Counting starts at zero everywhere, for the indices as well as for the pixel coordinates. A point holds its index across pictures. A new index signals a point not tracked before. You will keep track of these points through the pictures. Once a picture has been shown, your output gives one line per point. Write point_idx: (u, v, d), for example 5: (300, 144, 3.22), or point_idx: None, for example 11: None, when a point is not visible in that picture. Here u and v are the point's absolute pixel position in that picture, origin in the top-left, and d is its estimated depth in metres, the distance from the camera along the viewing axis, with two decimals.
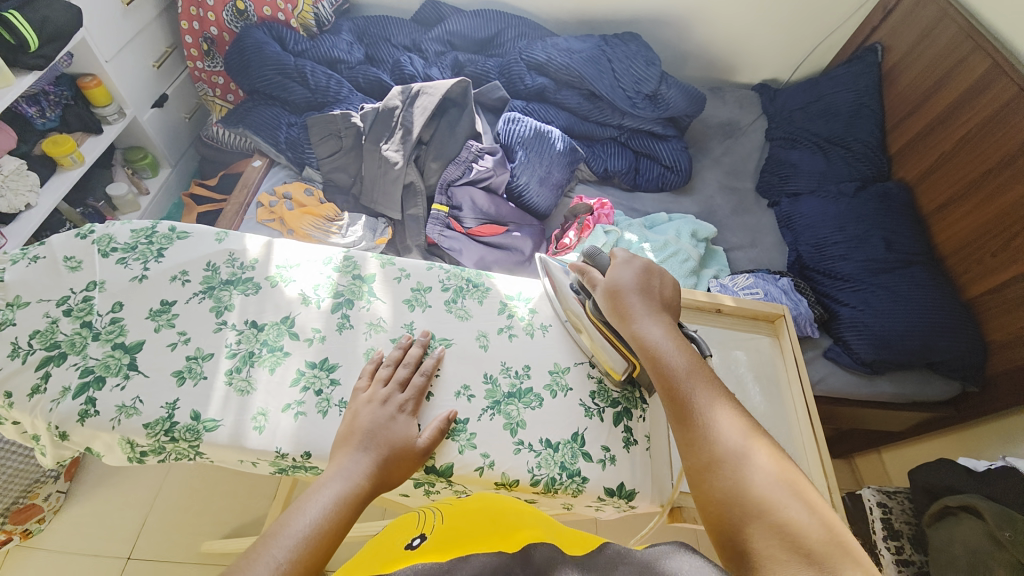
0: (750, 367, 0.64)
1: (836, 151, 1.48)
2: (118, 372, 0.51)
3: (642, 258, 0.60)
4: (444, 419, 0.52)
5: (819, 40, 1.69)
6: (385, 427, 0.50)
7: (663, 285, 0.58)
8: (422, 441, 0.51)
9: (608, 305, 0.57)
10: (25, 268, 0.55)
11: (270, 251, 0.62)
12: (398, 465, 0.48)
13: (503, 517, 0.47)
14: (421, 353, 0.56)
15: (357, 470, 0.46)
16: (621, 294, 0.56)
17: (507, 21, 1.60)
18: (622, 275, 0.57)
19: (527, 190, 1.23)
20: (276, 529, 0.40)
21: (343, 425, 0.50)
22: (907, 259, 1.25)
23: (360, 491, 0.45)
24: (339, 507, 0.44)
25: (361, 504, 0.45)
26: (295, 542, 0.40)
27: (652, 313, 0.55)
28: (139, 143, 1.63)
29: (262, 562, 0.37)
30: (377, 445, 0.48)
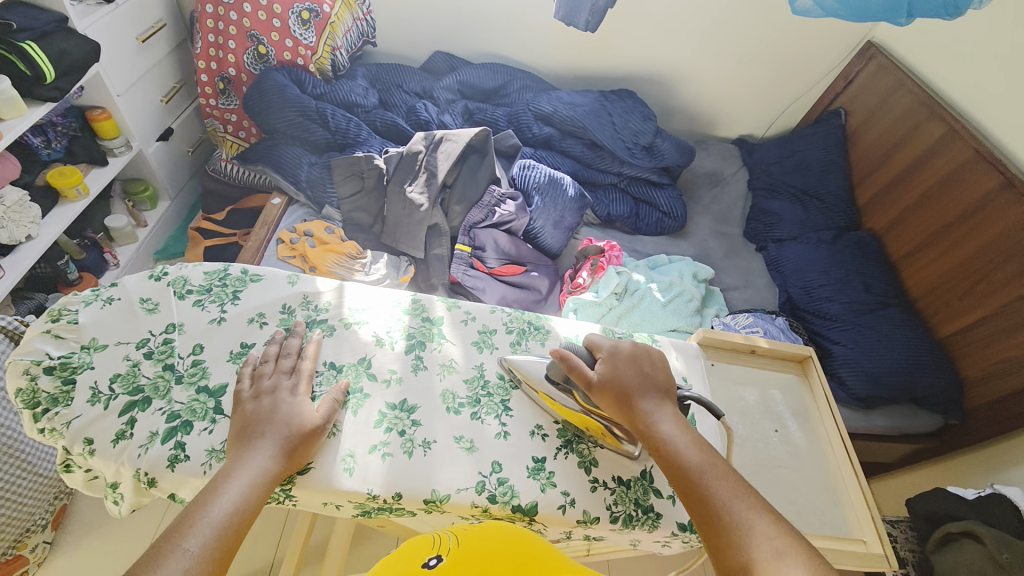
0: (786, 405, 0.70)
1: (813, 202, 1.64)
2: (205, 416, 0.51)
3: (626, 344, 0.60)
4: (337, 391, 0.54)
5: (790, 103, 1.89)
6: (280, 411, 0.51)
7: (657, 367, 0.58)
8: (318, 417, 0.52)
9: (607, 398, 0.55)
10: (99, 310, 0.55)
11: (342, 294, 0.64)
12: (304, 440, 0.50)
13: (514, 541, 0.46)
14: (300, 341, 0.57)
15: (266, 454, 0.47)
16: (620, 387, 0.55)
17: (513, 74, 1.70)
18: (615, 365, 0.57)
19: (542, 232, 1.30)
20: (188, 517, 0.42)
21: (235, 419, 0.50)
22: (885, 301, 1.38)
23: (270, 471, 0.47)
24: (250, 489, 0.45)
25: (273, 483, 0.47)
26: (206, 531, 0.42)
27: (656, 404, 0.55)
28: (141, 175, 1.61)
29: (175, 556, 0.39)
30: (278, 429, 0.49)
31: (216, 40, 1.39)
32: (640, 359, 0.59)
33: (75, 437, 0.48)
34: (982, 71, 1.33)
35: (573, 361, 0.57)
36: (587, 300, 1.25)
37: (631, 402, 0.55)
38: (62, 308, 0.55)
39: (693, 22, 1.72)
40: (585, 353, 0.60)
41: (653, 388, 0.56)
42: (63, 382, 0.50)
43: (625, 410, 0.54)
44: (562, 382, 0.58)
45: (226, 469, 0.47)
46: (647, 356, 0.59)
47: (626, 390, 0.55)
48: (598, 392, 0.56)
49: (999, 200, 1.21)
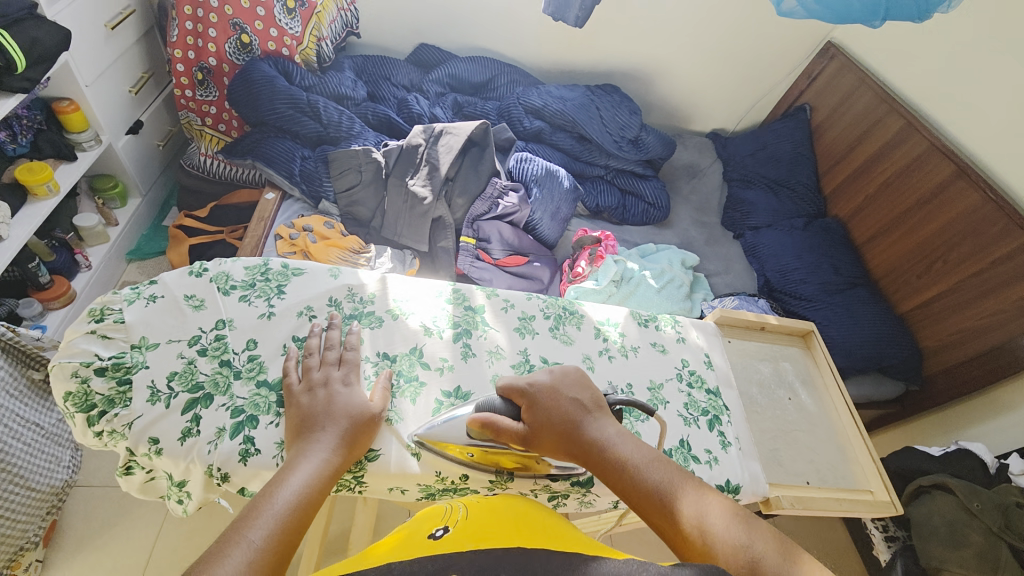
0: (795, 374, 0.77)
1: (784, 192, 1.76)
2: (270, 410, 0.51)
3: (540, 377, 0.55)
4: (387, 378, 0.56)
5: (759, 98, 2.01)
6: (340, 400, 0.51)
7: (581, 389, 0.55)
8: (374, 405, 0.53)
9: (548, 444, 0.52)
10: (145, 308, 0.54)
11: (385, 286, 0.64)
12: (362, 430, 0.50)
13: (526, 518, 0.50)
14: (338, 332, 0.57)
15: (324, 449, 0.47)
16: (553, 427, 0.52)
17: (501, 68, 1.72)
18: (543, 410, 0.52)
19: (541, 223, 1.32)
20: (251, 510, 0.41)
21: (291, 414, 0.50)
22: (851, 282, 1.52)
23: (332, 464, 0.47)
24: (313, 480, 0.45)
25: (335, 477, 0.47)
26: (269, 522, 0.40)
27: (600, 426, 0.53)
28: (109, 171, 1.51)
29: (240, 547, 0.38)
30: (340, 418, 0.50)
31: (194, 28, 1.33)
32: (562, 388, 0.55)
33: (140, 438, 0.47)
34: (933, 70, 1.48)
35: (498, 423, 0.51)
36: (588, 288, 1.29)
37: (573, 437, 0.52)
38: (104, 307, 0.53)
39: (673, 19, 1.79)
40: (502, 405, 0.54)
41: (589, 414, 0.53)
42: (118, 383, 0.49)
43: (567, 446, 0.51)
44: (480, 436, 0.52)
45: (287, 463, 0.46)
46: (568, 378, 0.55)
47: (565, 424, 0.52)
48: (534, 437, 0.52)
49: (953, 188, 1.35)
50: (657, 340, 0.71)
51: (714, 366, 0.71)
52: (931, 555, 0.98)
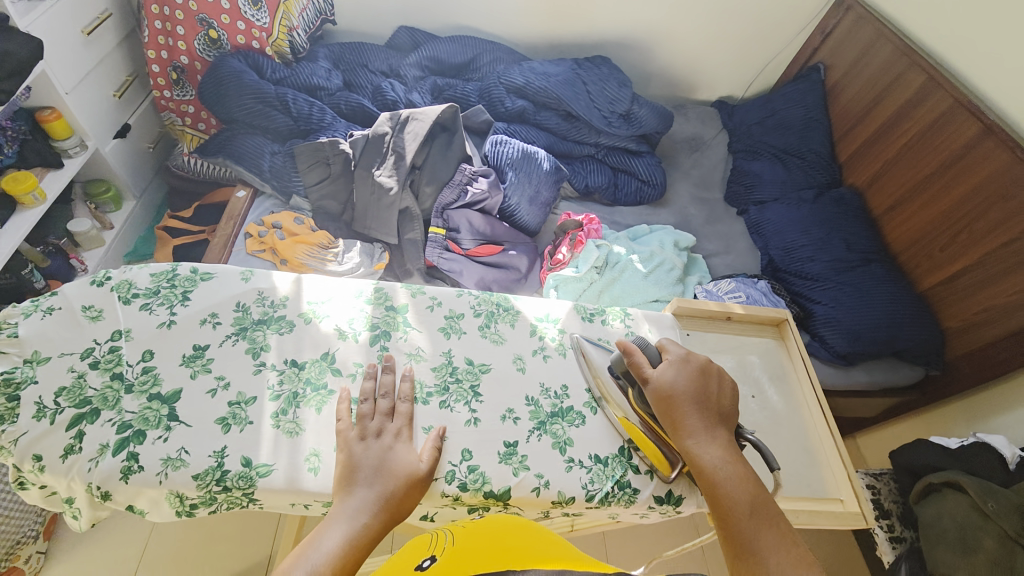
0: (764, 369, 0.70)
1: (794, 161, 1.61)
2: (159, 424, 0.49)
3: (697, 357, 0.58)
4: (438, 436, 0.53)
5: (769, 60, 1.84)
6: (387, 458, 0.50)
7: (724, 389, 0.57)
8: (424, 466, 0.51)
9: (658, 404, 0.55)
10: (40, 321, 0.52)
11: (299, 288, 0.61)
12: (407, 494, 0.49)
13: (512, 535, 0.46)
14: (387, 377, 0.56)
15: (363, 510, 0.47)
16: (675, 400, 0.55)
17: (482, 47, 1.64)
18: (678, 376, 0.56)
19: (518, 209, 1.27)
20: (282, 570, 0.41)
21: (341, 460, 0.50)
22: (865, 258, 1.39)
23: (369, 530, 0.46)
24: (346, 546, 0.44)
25: (371, 542, 0.46)
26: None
27: (710, 426, 0.54)
28: (101, 176, 1.54)
29: None
30: (384, 477, 0.49)
31: (163, 27, 1.32)
32: (709, 374, 0.57)
33: (23, 455, 0.46)
34: (959, 14, 1.30)
35: (637, 359, 0.57)
36: (567, 276, 1.23)
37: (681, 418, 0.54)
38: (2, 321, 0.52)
39: None
40: (654, 354, 0.59)
41: (713, 410, 0.55)
42: (7, 399, 0.48)
43: (679, 424, 0.54)
44: (622, 376, 0.59)
45: (331, 516, 0.46)
46: (716, 376, 0.57)
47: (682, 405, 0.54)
48: (654, 403, 0.56)
49: (981, 148, 1.20)
50: (601, 336, 0.66)
51: None
52: (938, 561, 0.90)
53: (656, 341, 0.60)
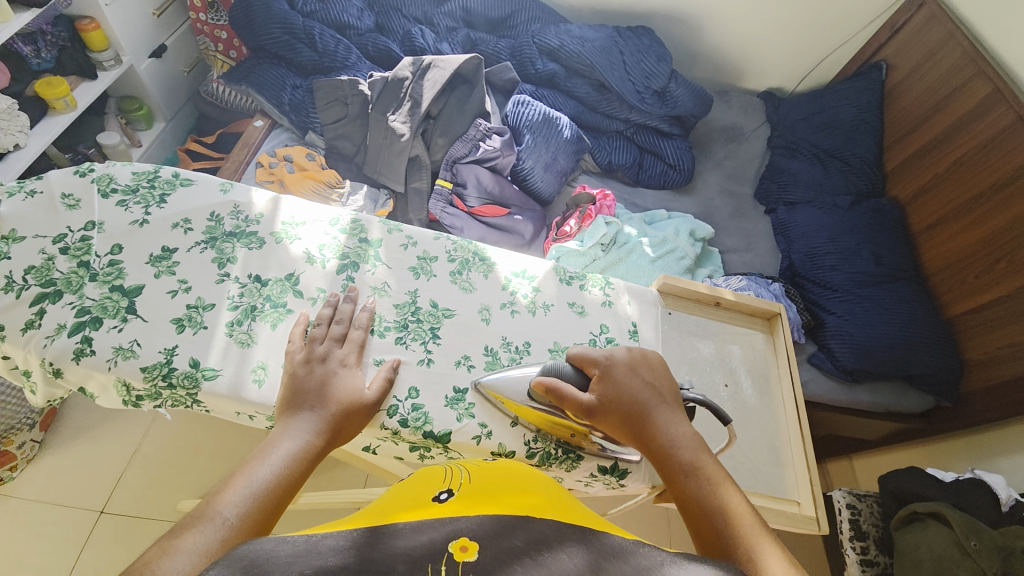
0: (743, 360, 0.66)
1: (835, 164, 1.51)
2: (116, 315, 0.50)
3: (621, 354, 0.55)
4: (391, 368, 0.53)
5: (828, 53, 1.70)
6: (330, 384, 0.50)
7: (660, 376, 0.55)
8: (369, 394, 0.51)
9: (604, 419, 0.51)
10: (20, 202, 0.53)
11: (276, 207, 0.60)
12: (349, 418, 0.49)
13: (524, 483, 0.46)
14: (351, 308, 0.55)
15: (306, 429, 0.47)
16: (618, 407, 0.51)
17: (522, 3, 1.57)
18: (613, 383, 0.52)
19: (532, 174, 1.23)
20: (219, 491, 0.40)
21: (284, 386, 0.49)
22: (893, 274, 1.30)
23: (313, 448, 0.46)
24: (291, 461, 0.45)
25: (314, 460, 0.46)
26: (245, 500, 0.40)
27: (669, 418, 0.52)
28: (134, 92, 1.57)
29: (215, 523, 0.38)
30: (328, 403, 0.49)
31: None
32: (642, 363, 0.55)
33: None
34: None
35: (559, 389, 0.51)
36: (570, 249, 1.19)
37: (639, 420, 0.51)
38: None
39: None
40: (571, 373, 0.54)
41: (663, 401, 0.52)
42: None
43: (633, 429, 0.51)
44: (545, 400, 0.52)
45: (273, 436, 0.46)
46: (646, 362, 0.55)
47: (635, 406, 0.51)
48: (599, 414, 0.52)
49: None
50: (576, 300, 0.63)
51: (639, 338, 0.63)
52: None
53: (568, 359, 0.55)
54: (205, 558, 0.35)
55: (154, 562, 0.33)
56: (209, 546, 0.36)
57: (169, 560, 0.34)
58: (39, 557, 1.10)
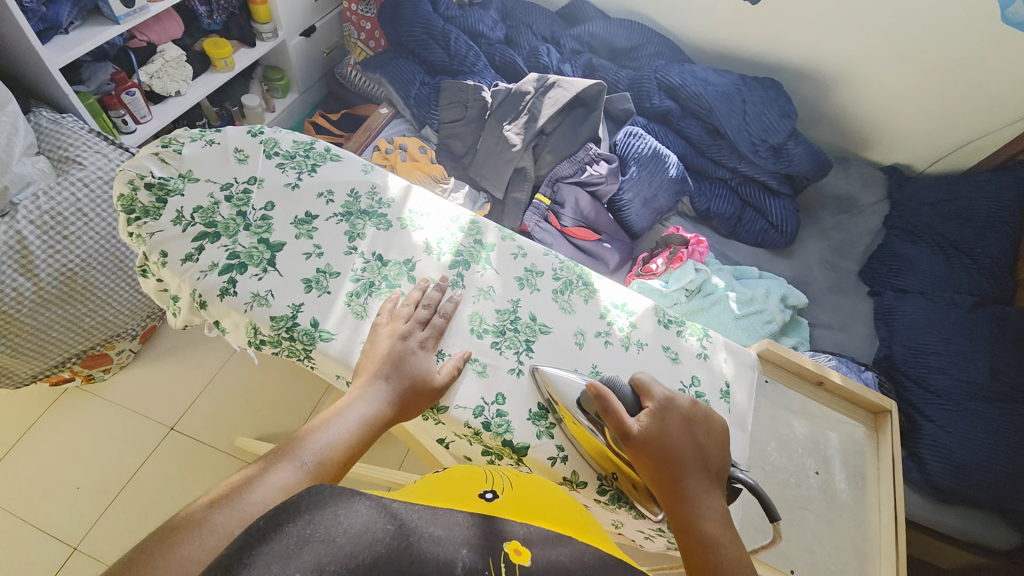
0: (839, 449, 0.62)
1: (959, 258, 1.37)
2: (259, 264, 0.55)
3: (681, 402, 0.53)
4: (461, 358, 0.54)
5: (972, 137, 1.54)
6: (407, 360, 0.52)
7: (713, 442, 0.51)
8: (440, 378, 0.52)
9: (643, 457, 0.49)
10: (201, 148, 0.60)
11: (406, 195, 0.64)
12: (418, 396, 0.51)
13: (562, 503, 0.48)
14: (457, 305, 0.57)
15: (380, 397, 0.49)
16: (662, 451, 0.49)
17: (650, 37, 1.57)
18: (663, 425, 0.50)
19: (628, 206, 1.22)
20: (302, 437, 0.46)
21: (366, 351, 0.52)
22: (1010, 395, 1.16)
23: (382, 416, 0.49)
24: (364, 425, 0.48)
25: (383, 427, 0.49)
26: (321, 450, 0.45)
27: (706, 488, 0.49)
28: (280, 64, 1.73)
29: (294, 466, 0.43)
30: (402, 377, 0.51)
31: None
32: (698, 423, 0.52)
33: (154, 248, 0.54)
34: None
35: (609, 402, 0.51)
36: (652, 287, 1.17)
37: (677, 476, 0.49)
38: (173, 138, 0.61)
39: (879, 15, 1.44)
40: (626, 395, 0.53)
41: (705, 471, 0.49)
42: (157, 200, 0.56)
43: (668, 482, 0.49)
44: (592, 414, 0.52)
45: (349, 397, 0.49)
46: (704, 423, 0.52)
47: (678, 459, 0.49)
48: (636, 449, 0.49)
49: None
50: (671, 346, 0.62)
51: (731, 400, 0.60)
52: None
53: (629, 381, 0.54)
54: (280, 493, 0.41)
55: (240, 490, 0.40)
56: (285, 484, 0.42)
57: (253, 491, 0.40)
58: (111, 456, 1.22)
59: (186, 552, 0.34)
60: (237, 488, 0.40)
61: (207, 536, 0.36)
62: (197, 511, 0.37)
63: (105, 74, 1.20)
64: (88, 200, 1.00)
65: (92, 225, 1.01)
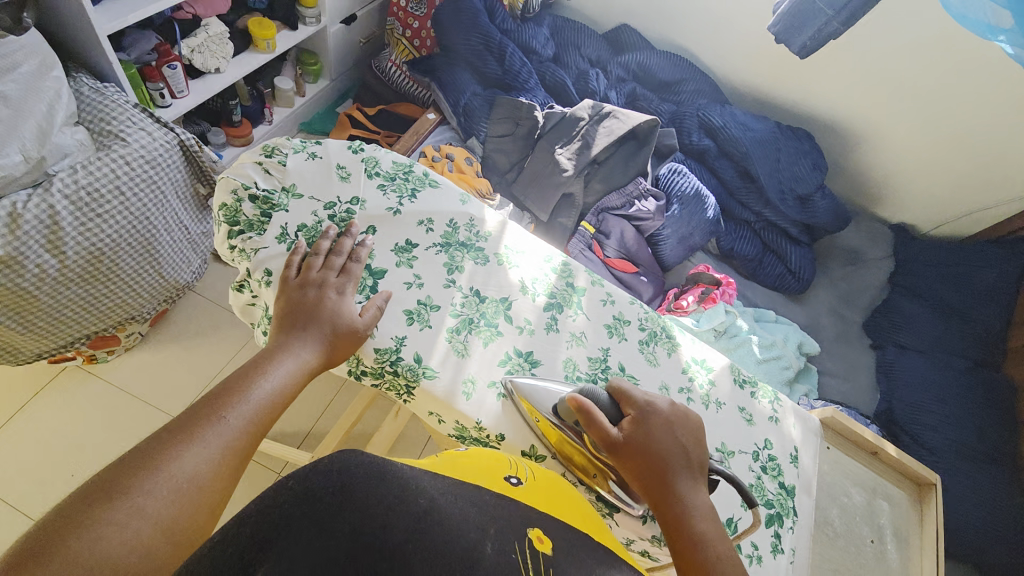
0: (890, 520, 0.65)
1: (956, 322, 1.45)
2: (363, 291, 0.54)
3: (661, 402, 0.54)
4: (383, 300, 0.53)
5: (975, 209, 1.60)
6: (327, 311, 0.50)
7: (694, 443, 0.52)
8: (361, 322, 0.51)
9: (626, 456, 0.50)
10: (304, 161, 0.59)
11: (502, 230, 0.64)
12: (343, 343, 0.50)
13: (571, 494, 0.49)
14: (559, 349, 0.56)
15: (305, 351, 0.49)
16: (647, 450, 0.50)
17: (693, 74, 1.60)
18: (647, 426, 0.51)
19: (665, 241, 1.25)
20: (220, 402, 0.44)
21: (281, 301, 0.52)
22: (993, 457, 1.23)
23: (308, 365, 0.49)
24: (289, 378, 0.48)
25: (310, 376, 0.49)
26: (248, 413, 0.44)
27: (691, 485, 0.50)
28: (315, 49, 1.68)
29: (217, 429, 0.42)
30: (326, 331, 0.50)
31: None
32: (678, 424, 0.52)
33: (258, 265, 0.53)
34: None
35: (594, 416, 0.50)
36: (685, 325, 1.20)
37: (659, 476, 0.49)
38: (275, 147, 0.59)
39: (912, 82, 1.49)
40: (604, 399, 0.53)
41: (686, 465, 0.50)
42: (261, 213, 0.54)
43: (649, 481, 0.49)
44: (569, 422, 0.51)
45: (271, 349, 0.49)
46: (684, 422, 0.53)
47: (659, 458, 0.50)
48: (619, 449, 0.50)
49: None
50: (746, 406, 0.64)
51: (799, 464, 0.62)
52: None
53: (606, 386, 0.54)
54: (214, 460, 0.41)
55: (166, 453, 0.40)
56: (216, 449, 0.42)
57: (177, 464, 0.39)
58: (108, 440, 1.16)
59: (109, 525, 0.35)
60: (163, 453, 0.40)
61: (136, 508, 0.36)
62: (120, 477, 0.38)
63: (148, 44, 1.14)
64: (127, 179, 0.95)
65: (127, 204, 0.96)
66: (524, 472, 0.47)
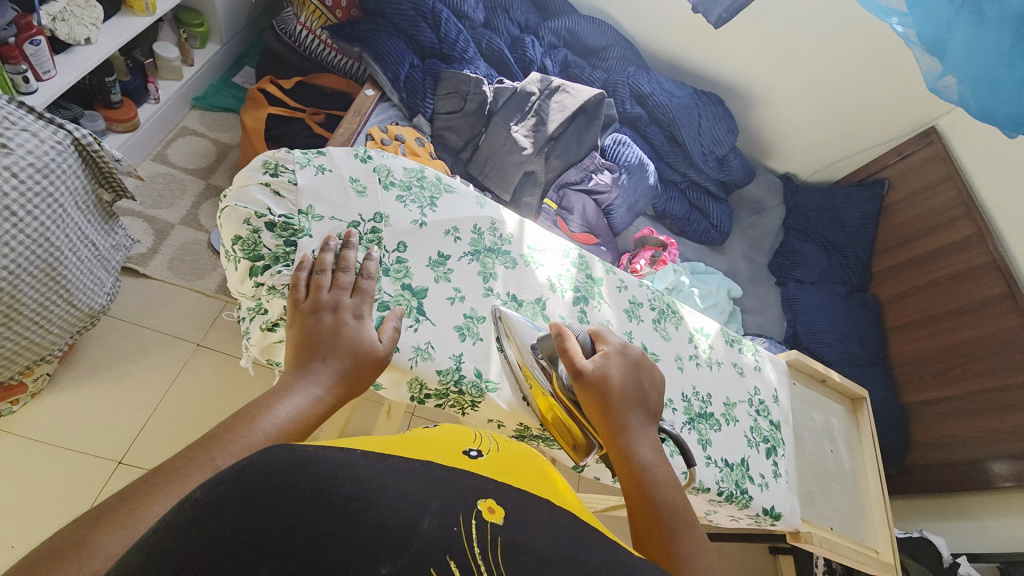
0: (840, 430, 0.83)
1: (837, 256, 1.76)
2: (411, 314, 0.56)
3: (629, 351, 0.56)
4: (396, 319, 0.53)
5: (840, 157, 1.85)
6: (339, 333, 0.49)
7: (654, 387, 0.55)
8: (382, 347, 0.50)
9: (590, 398, 0.52)
10: (314, 176, 0.57)
11: (522, 230, 0.66)
12: (362, 371, 0.49)
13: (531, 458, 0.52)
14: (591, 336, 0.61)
15: (317, 382, 0.45)
16: (607, 392, 0.52)
17: (617, 40, 1.64)
18: (611, 369, 0.53)
19: (616, 210, 1.31)
20: (220, 431, 0.39)
21: (295, 328, 0.49)
22: (871, 361, 1.58)
23: (324, 403, 0.45)
24: (301, 414, 0.43)
25: (329, 413, 0.46)
26: (241, 450, 0.39)
27: (647, 424, 0.52)
28: (198, 7, 1.41)
29: (205, 469, 0.37)
30: (344, 354, 0.48)
31: None
32: (641, 369, 0.55)
33: None
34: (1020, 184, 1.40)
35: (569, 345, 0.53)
36: None
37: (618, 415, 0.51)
38: (277, 163, 0.57)
39: (798, 49, 1.69)
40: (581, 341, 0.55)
41: (645, 406, 0.53)
42: (284, 242, 0.54)
43: (607, 419, 0.51)
44: (546, 357, 0.55)
45: (282, 384, 0.45)
46: (646, 370, 0.55)
47: (620, 399, 0.52)
48: (583, 391, 0.52)
49: (997, 307, 1.35)
50: (738, 362, 0.75)
51: (780, 404, 0.75)
52: None
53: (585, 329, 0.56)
54: None
55: (144, 503, 0.34)
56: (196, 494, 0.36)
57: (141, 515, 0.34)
58: (38, 503, 0.98)
59: None
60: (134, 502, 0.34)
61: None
62: (84, 530, 0.32)
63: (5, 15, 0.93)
64: (17, 196, 0.78)
65: (21, 225, 0.79)
66: (485, 445, 0.50)
